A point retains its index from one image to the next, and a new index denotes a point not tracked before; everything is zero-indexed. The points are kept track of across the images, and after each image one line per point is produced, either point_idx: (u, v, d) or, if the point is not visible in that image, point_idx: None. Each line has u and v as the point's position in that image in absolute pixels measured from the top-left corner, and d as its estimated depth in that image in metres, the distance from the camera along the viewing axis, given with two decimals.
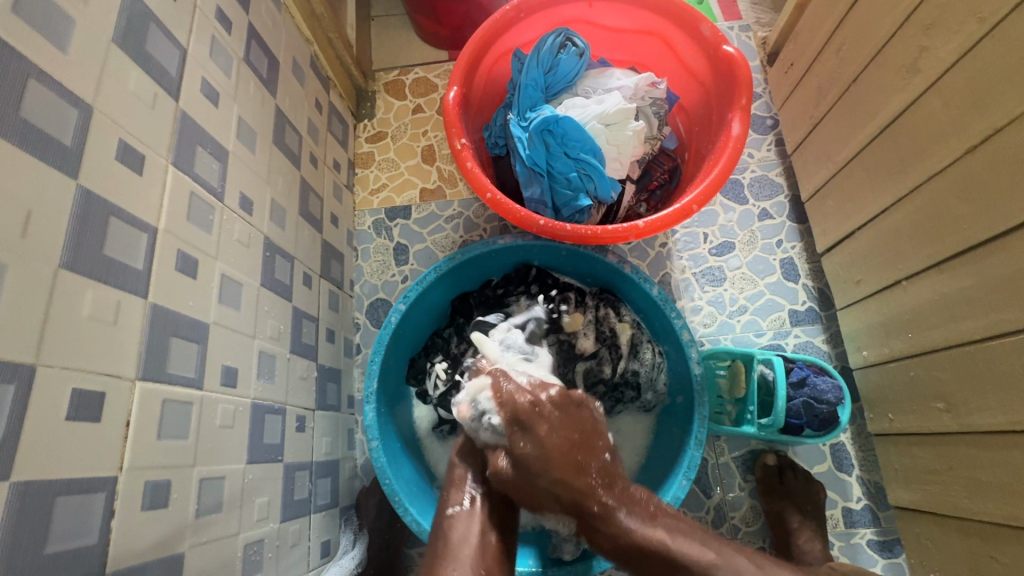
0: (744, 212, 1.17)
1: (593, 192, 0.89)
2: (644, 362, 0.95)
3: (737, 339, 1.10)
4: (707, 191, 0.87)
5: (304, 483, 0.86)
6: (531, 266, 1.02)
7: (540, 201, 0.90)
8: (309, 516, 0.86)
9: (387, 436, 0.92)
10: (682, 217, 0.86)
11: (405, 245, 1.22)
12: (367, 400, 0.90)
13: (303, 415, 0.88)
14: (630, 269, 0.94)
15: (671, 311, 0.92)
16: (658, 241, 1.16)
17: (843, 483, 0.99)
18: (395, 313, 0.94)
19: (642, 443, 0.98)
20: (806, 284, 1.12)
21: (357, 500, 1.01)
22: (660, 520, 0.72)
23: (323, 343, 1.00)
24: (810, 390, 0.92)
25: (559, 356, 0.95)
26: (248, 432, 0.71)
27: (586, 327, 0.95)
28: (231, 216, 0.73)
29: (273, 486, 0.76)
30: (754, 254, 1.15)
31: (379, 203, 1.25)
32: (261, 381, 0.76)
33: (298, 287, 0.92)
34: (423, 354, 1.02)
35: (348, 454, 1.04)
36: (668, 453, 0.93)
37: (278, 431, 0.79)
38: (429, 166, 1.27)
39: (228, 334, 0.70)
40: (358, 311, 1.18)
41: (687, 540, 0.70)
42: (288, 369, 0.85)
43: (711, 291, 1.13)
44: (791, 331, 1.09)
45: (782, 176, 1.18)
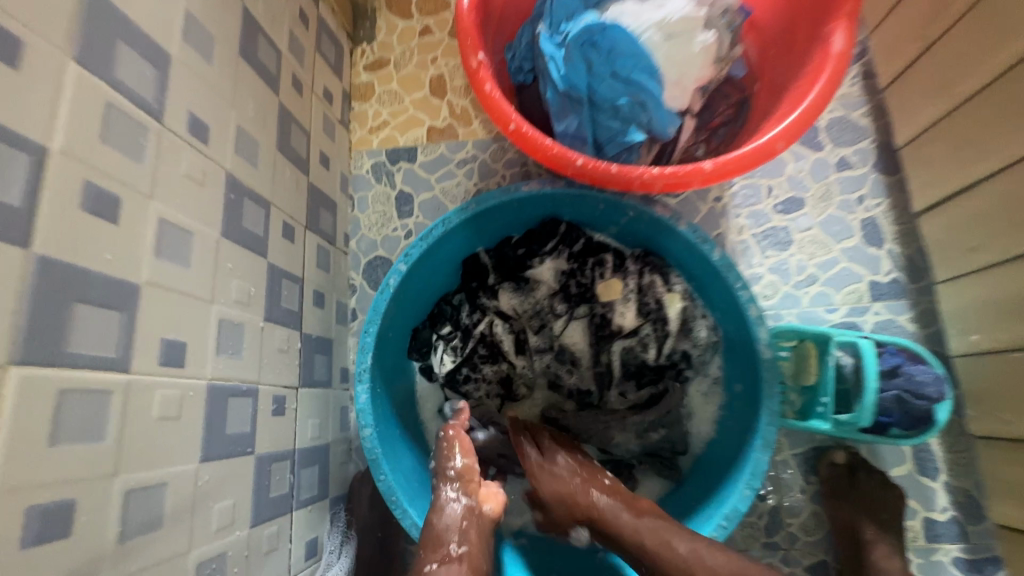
0: (818, 161, 0.96)
1: (646, 124, 0.70)
2: (697, 342, 0.79)
3: (803, 314, 0.92)
4: (798, 124, 0.67)
5: (284, 475, 0.72)
6: (561, 221, 0.83)
7: (576, 136, 0.71)
8: (290, 513, 0.72)
9: (383, 423, 0.77)
10: (763, 158, 0.66)
11: (410, 194, 1.03)
12: (359, 380, 0.75)
13: (282, 396, 0.73)
14: (685, 226, 0.75)
15: (735, 279, 0.73)
16: (711, 194, 0.96)
17: (927, 491, 0.83)
18: (394, 275, 0.77)
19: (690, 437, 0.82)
20: (892, 250, 0.92)
21: (351, 489, 0.88)
22: (644, 518, 0.67)
23: (310, 308, 0.84)
24: (903, 380, 0.75)
25: (591, 332, 0.82)
26: (202, 422, 0.56)
27: (626, 298, 0.80)
28: (175, 144, 0.56)
29: (241, 485, 0.62)
30: (827, 213, 0.95)
31: (379, 143, 1.06)
32: (223, 356, 0.61)
33: (276, 240, 0.75)
34: (429, 325, 0.86)
35: (341, 436, 0.90)
36: (726, 453, 0.77)
37: (247, 417, 0.64)
38: (438, 100, 1.06)
39: (172, 299, 0.53)
40: (354, 270, 1.01)
41: (672, 545, 0.63)
42: (262, 342, 0.69)
43: (774, 256, 0.94)
44: (869, 307, 0.90)
45: (869, 117, 0.96)
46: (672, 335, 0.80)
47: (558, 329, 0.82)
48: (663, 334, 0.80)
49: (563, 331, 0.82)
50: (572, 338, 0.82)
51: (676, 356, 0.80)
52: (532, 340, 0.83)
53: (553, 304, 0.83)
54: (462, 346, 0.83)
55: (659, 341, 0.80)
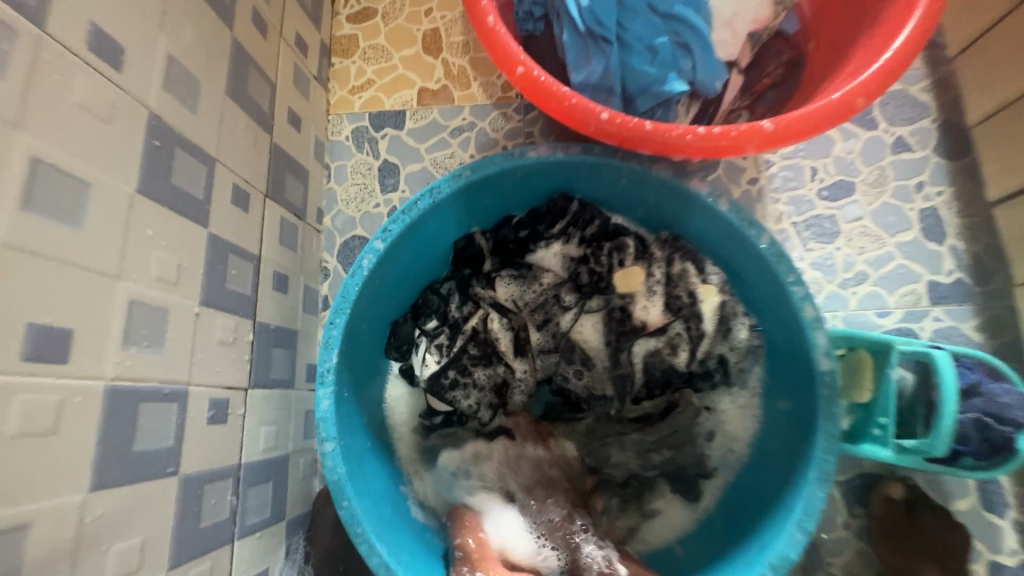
0: (871, 141, 0.83)
1: (688, 74, 0.56)
2: (735, 346, 0.66)
3: (849, 318, 0.78)
4: (882, 77, 0.54)
5: (223, 498, 0.58)
6: (573, 198, 0.69)
7: (601, 85, 0.56)
8: (231, 545, 0.59)
9: (350, 435, 0.63)
10: (839, 116, 0.53)
11: (395, 165, 0.89)
12: (321, 382, 0.61)
13: (223, 399, 0.58)
14: (727, 206, 0.61)
15: (788, 273, 0.60)
16: (746, 176, 0.83)
17: (994, 530, 0.70)
18: (369, 255, 0.63)
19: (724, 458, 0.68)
20: (955, 247, 0.79)
21: (313, 510, 0.74)
22: None
23: (268, 293, 0.70)
24: (982, 401, 0.62)
25: (608, 329, 0.67)
26: (96, 437, 0.42)
27: (650, 290, 0.67)
28: (62, 61, 0.41)
29: (155, 517, 0.48)
30: (881, 201, 0.81)
31: (362, 105, 0.91)
32: (135, 349, 0.47)
33: (223, 206, 0.61)
34: (411, 319, 0.72)
35: (304, 446, 0.76)
36: (768, 484, 0.63)
37: (171, 427, 0.50)
38: (431, 58, 0.91)
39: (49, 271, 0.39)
40: (327, 251, 0.87)
41: None
42: (197, 332, 0.55)
43: (817, 249, 0.80)
44: (928, 312, 0.77)
45: (931, 92, 0.83)
46: (708, 336, 0.65)
47: (565, 324, 0.69)
48: (698, 335, 0.65)
49: (572, 327, 0.68)
50: (583, 337, 0.68)
51: (710, 362, 0.67)
52: (534, 339, 0.69)
53: (560, 294, 0.69)
54: (448, 346, 0.68)
55: (692, 344, 0.65)
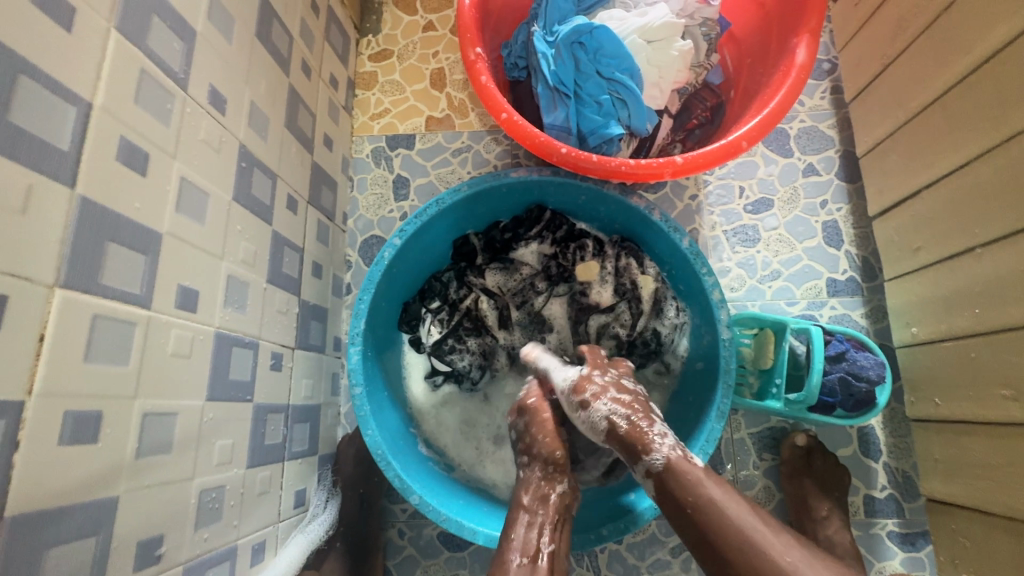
0: (787, 166, 1.04)
1: (625, 121, 0.77)
2: (666, 323, 0.85)
3: (765, 306, 0.99)
4: (761, 126, 0.74)
5: (277, 427, 0.77)
6: (546, 208, 0.90)
7: (563, 126, 0.77)
8: (282, 463, 0.78)
9: (373, 384, 0.83)
10: (728, 154, 0.74)
11: (406, 178, 1.09)
12: (352, 342, 0.81)
13: (279, 353, 0.78)
14: (658, 216, 0.83)
15: (702, 266, 0.81)
16: (688, 192, 1.04)
17: (868, 470, 0.91)
18: (388, 248, 0.83)
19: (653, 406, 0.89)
20: (850, 251, 1.00)
21: (337, 450, 0.93)
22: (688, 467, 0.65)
23: (308, 278, 0.90)
24: (848, 365, 0.82)
25: (570, 307, 0.89)
26: (209, 365, 0.62)
27: (604, 279, 0.87)
28: (196, 112, 0.62)
29: (239, 428, 0.67)
30: (793, 215, 1.02)
31: (380, 129, 1.12)
32: (230, 309, 0.67)
33: (281, 209, 0.81)
34: (419, 299, 0.92)
35: (331, 400, 0.95)
36: (683, 426, 0.84)
37: (248, 367, 0.70)
38: (437, 92, 1.12)
39: (189, 250, 0.59)
40: (350, 247, 1.07)
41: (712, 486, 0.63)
42: (264, 301, 0.75)
43: (742, 252, 1.01)
44: (826, 302, 0.98)
45: (835, 129, 1.04)
46: (645, 314, 0.85)
47: (539, 304, 0.89)
48: (637, 312, 0.85)
49: (544, 307, 0.89)
50: (552, 313, 0.90)
51: (647, 334, 0.86)
52: (514, 315, 0.90)
53: (535, 282, 0.90)
54: (448, 319, 0.89)
55: (633, 319, 0.86)
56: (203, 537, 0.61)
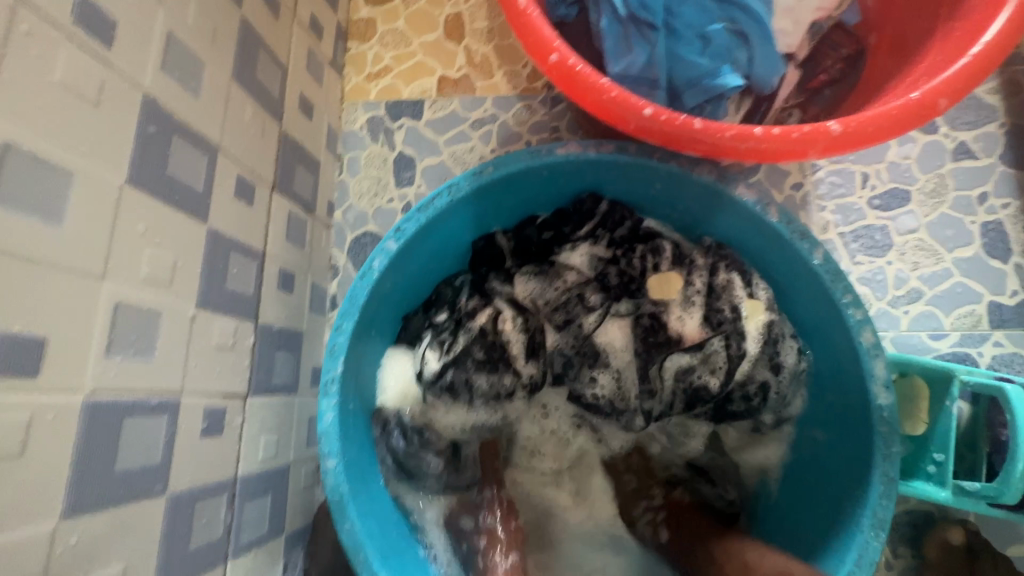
0: (930, 146, 0.76)
1: (743, 67, 0.51)
2: (783, 370, 0.59)
3: (900, 340, 0.72)
4: (968, 75, 0.47)
5: (216, 516, 0.53)
6: (604, 198, 0.64)
7: (642, 78, 0.51)
8: (223, 565, 0.54)
9: (355, 449, 0.59)
10: (915, 119, 0.47)
11: (411, 158, 0.84)
12: (325, 394, 0.56)
13: (219, 408, 0.54)
14: (777, 217, 0.56)
15: (843, 293, 0.54)
16: (790, 180, 0.76)
17: None
18: (380, 255, 0.58)
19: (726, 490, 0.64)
20: (1021, 265, 0.72)
21: (313, 523, 0.70)
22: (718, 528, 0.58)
23: (271, 293, 0.65)
24: None
25: (635, 337, 0.62)
26: (72, 457, 0.38)
27: (688, 299, 0.61)
28: (42, 33, 0.37)
29: (138, 542, 0.43)
30: (939, 213, 0.74)
31: (378, 93, 0.86)
32: (119, 358, 0.42)
33: (225, 199, 0.56)
34: (423, 312, 0.66)
35: (306, 454, 0.71)
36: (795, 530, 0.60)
37: (159, 442, 0.46)
38: (453, 45, 0.86)
39: (25, 271, 0.35)
40: (337, 247, 0.82)
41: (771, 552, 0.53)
42: (191, 336, 0.50)
43: (866, 263, 0.74)
44: (988, 336, 0.71)
45: (999, 94, 0.75)
46: (749, 358, 0.59)
47: (589, 325, 0.63)
48: (737, 355, 0.59)
49: (596, 330, 0.63)
50: (608, 341, 0.63)
51: (750, 387, 0.60)
52: (551, 341, 0.64)
53: (585, 293, 0.63)
54: (451, 343, 0.62)
55: (730, 364, 0.60)
56: None
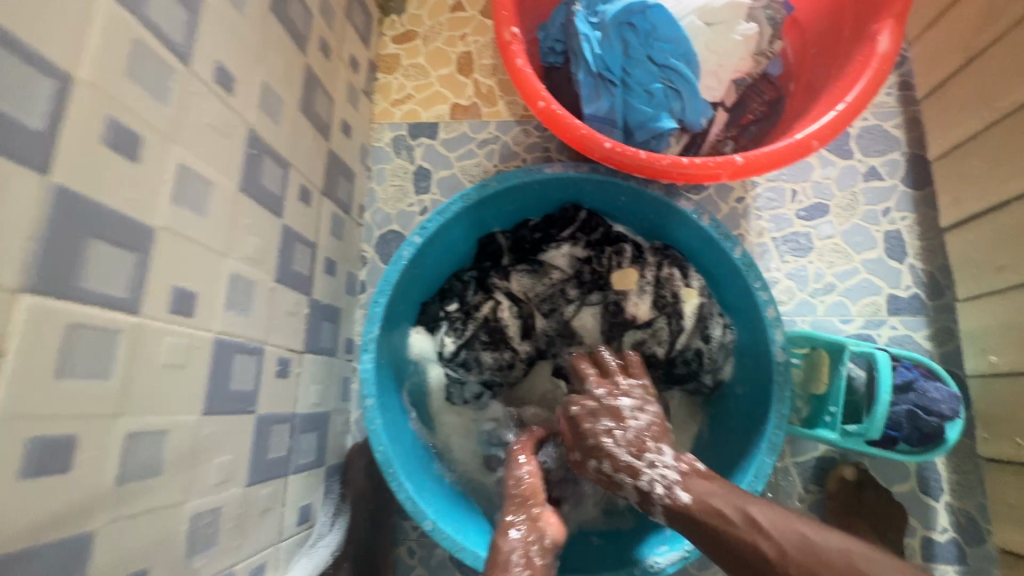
0: (846, 169, 0.94)
1: (678, 114, 0.70)
2: (711, 342, 0.77)
3: (817, 323, 0.90)
4: (837, 123, 0.66)
5: (283, 438, 0.71)
6: (582, 208, 0.82)
7: (607, 119, 0.69)
8: (286, 477, 0.72)
9: (386, 394, 0.76)
10: (796, 154, 0.65)
11: (428, 170, 1.02)
12: (364, 349, 0.74)
13: (286, 358, 0.72)
14: (708, 222, 0.74)
15: (755, 280, 0.72)
16: (734, 194, 0.95)
17: (927, 509, 0.82)
18: (408, 247, 0.76)
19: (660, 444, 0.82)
20: (914, 265, 0.90)
21: (346, 460, 0.87)
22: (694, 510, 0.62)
23: (320, 275, 0.83)
24: (916, 396, 0.74)
25: (603, 319, 0.80)
26: (207, 373, 0.55)
27: (642, 289, 0.78)
28: (200, 91, 0.55)
29: (240, 443, 0.61)
30: (851, 223, 0.93)
31: (402, 116, 1.04)
32: (233, 312, 0.60)
33: (293, 201, 0.74)
34: (438, 299, 0.85)
35: (342, 406, 0.89)
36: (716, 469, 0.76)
37: (252, 375, 0.64)
38: (464, 78, 1.04)
39: (190, 248, 0.53)
40: (366, 242, 1.00)
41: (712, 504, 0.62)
42: (272, 302, 0.68)
43: (792, 262, 0.92)
44: (886, 321, 0.89)
45: (901, 128, 0.94)
46: (686, 332, 0.78)
47: (569, 313, 0.81)
48: (678, 329, 0.77)
49: (574, 316, 0.81)
50: (583, 325, 0.81)
51: (689, 353, 0.78)
52: (540, 324, 0.82)
53: (566, 289, 0.82)
54: (463, 329, 0.81)
55: (672, 336, 0.78)
56: (197, 565, 0.55)
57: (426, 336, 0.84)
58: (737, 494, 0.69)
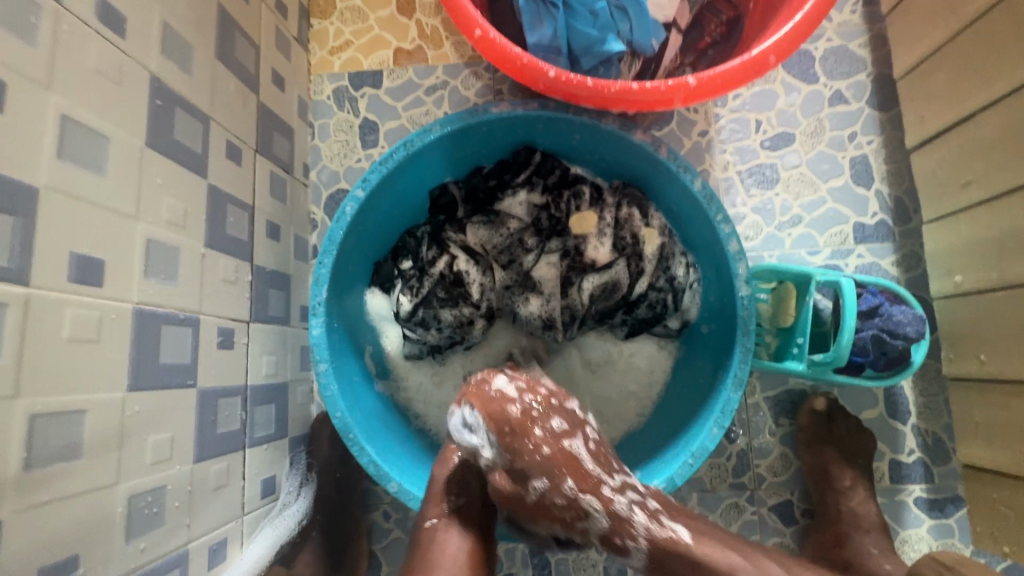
0: (811, 94, 0.90)
1: (626, 36, 0.66)
2: (675, 281, 0.75)
3: (784, 257, 0.88)
4: (794, 36, 0.61)
5: (234, 412, 0.67)
6: (536, 150, 0.78)
7: (549, 48, 0.65)
8: (243, 451, 0.69)
9: (341, 359, 0.73)
10: (752, 73, 0.61)
11: (375, 122, 0.95)
12: (313, 314, 0.70)
13: (229, 329, 0.67)
14: (666, 155, 0.70)
15: (716, 212, 0.69)
16: (697, 128, 0.90)
17: (895, 433, 0.83)
18: (350, 203, 0.71)
19: (631, 384, 0.79)
20: (880, 190, 0.88)
21: (312, 431, 0.84)
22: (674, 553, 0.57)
23: (261, 240, 0.77)
24: (881, 320, 0.73)
25: (562, 267, 0.77)
26: (129, 347, 0.51)
27: (601, 232, 0.76)
28: (78, 30, 0.48)
29: (180, 418, 0.58)
30: (818, 151, 0.89)
31: (342, 65, 0.97)
32: (154, 280, 0.55)
33: (218, 159, 0.68)
34: (391, 258, 0.80)
35: (302, 376, 0.85)
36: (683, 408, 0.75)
37: (188, 347, 0.59)
38: (405, 18, 0.96)
39: (87, 211, 0.48)
40: (315, 204, 0.94)
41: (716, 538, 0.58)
42: (204, 269, 0.63)
43: (758, 195, 0.89)
44: (853, 250, 0.87)
45: (867, 48, 0.90)
46: (646, 274, 0.75)
47: (528, 264, 0.77)
48: (637, 271, 0.75)
49: (534, 267, 0.77)
50: (542, 276, 0.77)
51: (653, 296, 0.75)
52: (499, 277, 0.79)
53: (524, 238, 0.78)
54: (419, 287, 0.77)
55: (632, 280, 0.75)
56: (140, 548, 0.52)
57: (383, 296, 0.80)
58: (704, 433, 0.68)
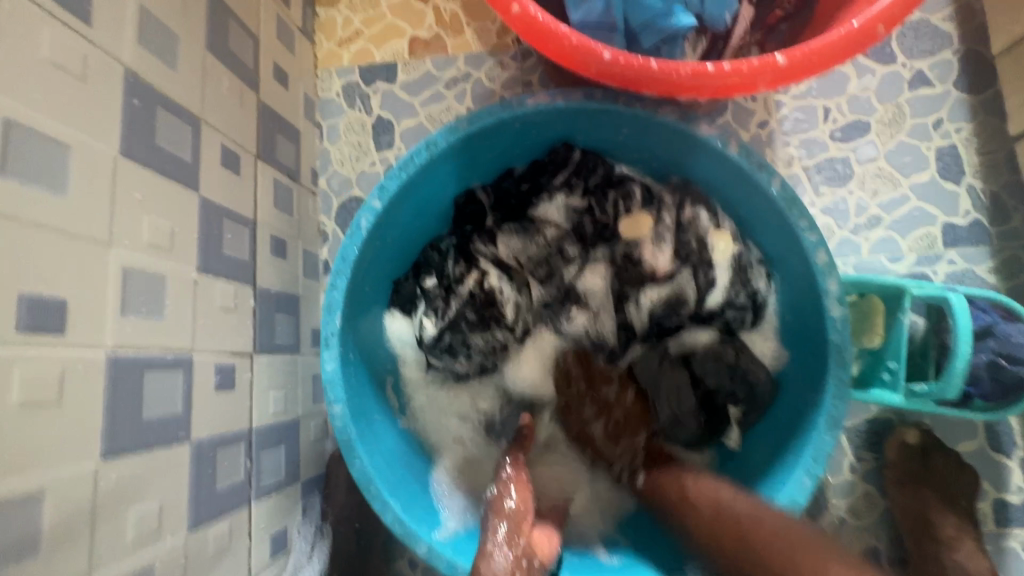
0: (888, 77, 0.78)
1: (694, 8, 0.56)
2: (750, 292, 0.64)
3: (861, 264, 0.76)
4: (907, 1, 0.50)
5: (236, 461, 0.58)
6: (576, 146, 0.67)
7: (601, 24, 0.55)
8: (249, 505, 0.59)
9: (359, 396, 0.63)
10: (857, 47, 0.50)
11: (390, 121, 0.85)
12: (326, 346, 0.60)
13: (227, 366, 0.58)
14: (736, 150, 0.59)
15: (799, 217, 0.58)
16: (756, 119, 0.79)
17: (999, 468, 0.71)
18: (365, 215, 0.61)
19: None
20: (973, 185, 0.76)
21: (328, 470, 0.75)
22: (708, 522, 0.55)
23: (265, 259, 0.68)
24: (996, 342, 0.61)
25: (612, 278, 0.68)
26: (101, 402, 0.42)
27: (657, 236, 0.66)
28: (23, 12, 0.39)
29: (171, 479, 0.48)
30: (898, 142, 0.77)
31: (351, 58, 0.87)
32: (132, 318, 0.45)
33: (212, 167, 0.58)
34: (412, 276, 0.70)
35: (316, 409, 0.75)
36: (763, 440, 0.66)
37: (179, 393, 0.50)
38: (421, 4, 0.86)
39: (36, 242, 0.38)
40: (325, 214, 0.84)
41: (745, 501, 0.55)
42: (196, 297, 0.53)
43: (829, 194, 0.78)
44: (943, 255, 0.75)
45: (953, 20, 0.77)
46: (718, 284, 0.65)
47: (570, 276, 0.69)
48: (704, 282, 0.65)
49: (578, 280, 0.69)
50: (589, 288, 0.69)
51: (723, 309, 0.66)
52: (537, 293, 0.69)
53: (565, 248, 0.69)
54: (445, 309, 0.67)
55: (699, 292, 0.65)
56: None
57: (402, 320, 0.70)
58: (794, 480, 0.59)
